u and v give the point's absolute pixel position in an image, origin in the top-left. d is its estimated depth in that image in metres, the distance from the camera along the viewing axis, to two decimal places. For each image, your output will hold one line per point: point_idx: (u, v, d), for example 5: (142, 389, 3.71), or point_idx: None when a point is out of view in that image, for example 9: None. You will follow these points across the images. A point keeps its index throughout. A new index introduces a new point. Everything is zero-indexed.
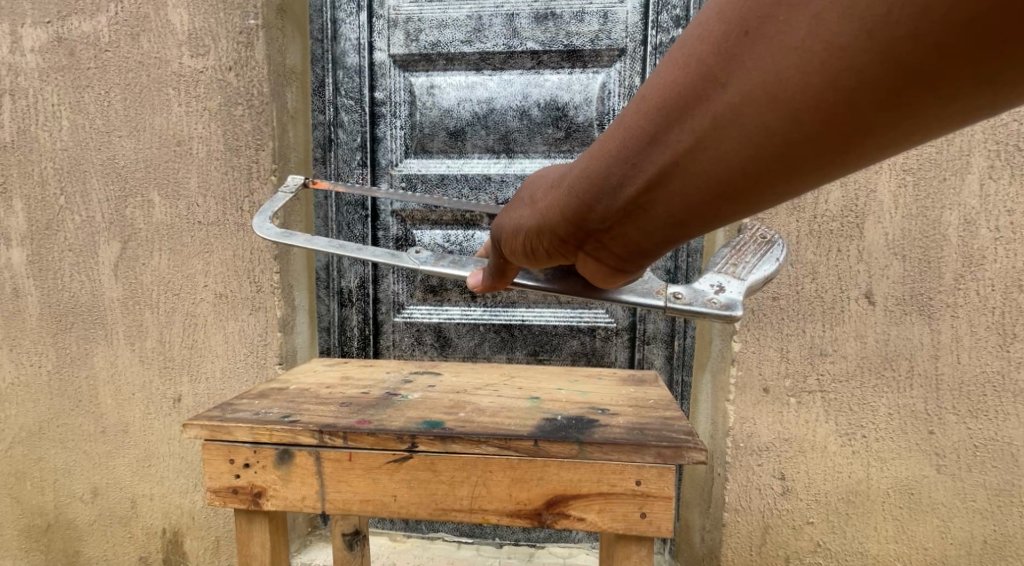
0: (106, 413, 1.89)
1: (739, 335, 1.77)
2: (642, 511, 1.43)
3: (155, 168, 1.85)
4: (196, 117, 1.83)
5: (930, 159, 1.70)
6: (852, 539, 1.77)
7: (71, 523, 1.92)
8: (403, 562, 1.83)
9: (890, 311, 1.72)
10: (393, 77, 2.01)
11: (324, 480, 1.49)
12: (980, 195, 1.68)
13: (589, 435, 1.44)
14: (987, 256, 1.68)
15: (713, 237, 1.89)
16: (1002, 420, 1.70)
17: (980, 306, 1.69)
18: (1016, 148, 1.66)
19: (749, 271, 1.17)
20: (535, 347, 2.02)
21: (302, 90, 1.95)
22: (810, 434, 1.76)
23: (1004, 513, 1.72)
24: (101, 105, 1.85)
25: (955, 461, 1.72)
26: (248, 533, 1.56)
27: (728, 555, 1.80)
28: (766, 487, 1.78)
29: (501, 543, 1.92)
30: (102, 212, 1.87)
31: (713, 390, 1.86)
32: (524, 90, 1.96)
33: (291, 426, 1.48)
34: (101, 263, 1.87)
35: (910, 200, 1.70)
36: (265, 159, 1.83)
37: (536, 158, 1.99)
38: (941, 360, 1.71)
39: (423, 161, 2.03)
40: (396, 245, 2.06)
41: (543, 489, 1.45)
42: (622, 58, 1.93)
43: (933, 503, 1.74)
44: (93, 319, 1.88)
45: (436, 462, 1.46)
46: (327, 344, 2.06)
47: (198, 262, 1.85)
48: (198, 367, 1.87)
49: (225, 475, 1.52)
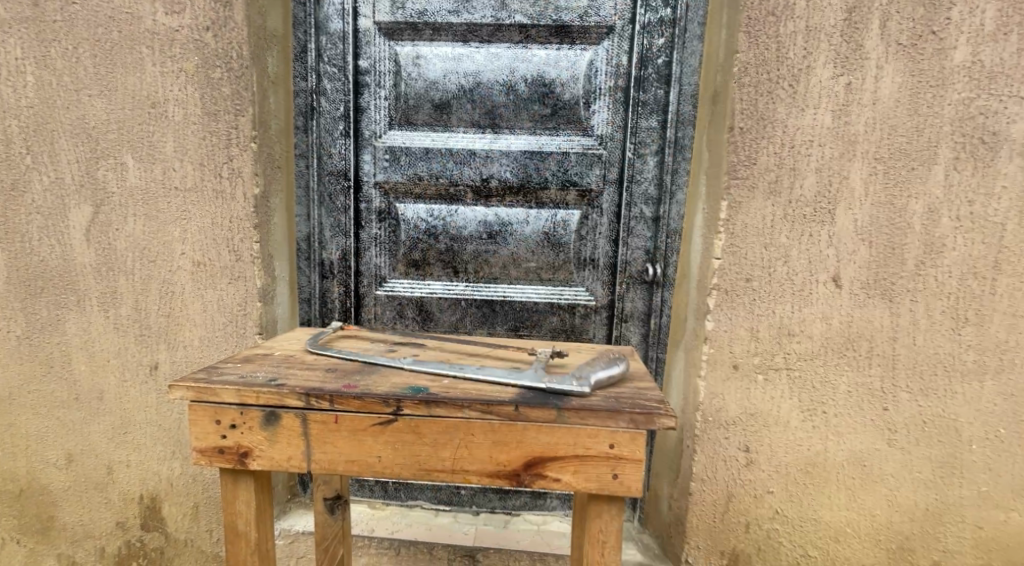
0: (80, 379, 1.86)
1: (712, 314, 1.83)
2: (614, 473, 1.49)
3: (129, 130, 1.81)
4: (171, 79, 1.79)
5: (901, 149, 1.76)
6: (807, 506, 1.84)
7: (43, 489, 1.89)
8: (381, 530, 1.89)
9: (855, 295, 1.80)
10: (377, 45, 1.97)
11: (310, 442, 1.51)
12: (944, 185, 1.76)
13: (567, 401, 1.49)
14: (947, 244, 1.76)
15: (691, 217, 1.92)
16: (949, 398, 1.79)
17: (938, 291, 1.78)
18: (979, 142, 1.74)
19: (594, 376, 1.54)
20: (515, 323, 2.04)
21: (284, 55, 1.91)
22: (774, 410, 1.83)
23: (947, 483, 1.81)
24: (70, 61, 1.79)
25: (906, 435, 1.81)
26: (234, 491, 1.58)
27: (692, 521, 1.87)
28: (731, 459, 1.85)
29: (477, 510, 1.97)
30: (73, 173, 1.82)
31: (685, 367, 1.91)
32: (511, 65, 1.96)
33: (279, 389, 1.51)
34: (72, 227, 1.83)
35: (879, 187, 1.77)
36: (244, 124, 1.81)
37: (521, 135, 2.00)
38: (898, 342, 1.79)
39: (408, 134, 2.00)
40: (379, 217, 2.03)
41: (522, 451, 1.50)
42: (610, 36, 1.95)
43: (883, 474, 1.82)
44: (65, 284, 1.84)
45: (421, 425, 1.50)
46: (308, 315, 2.03)
47: (176, 228, 1.82)
48: (175, 335, 1.85)
49: (211, 435, 1.53)
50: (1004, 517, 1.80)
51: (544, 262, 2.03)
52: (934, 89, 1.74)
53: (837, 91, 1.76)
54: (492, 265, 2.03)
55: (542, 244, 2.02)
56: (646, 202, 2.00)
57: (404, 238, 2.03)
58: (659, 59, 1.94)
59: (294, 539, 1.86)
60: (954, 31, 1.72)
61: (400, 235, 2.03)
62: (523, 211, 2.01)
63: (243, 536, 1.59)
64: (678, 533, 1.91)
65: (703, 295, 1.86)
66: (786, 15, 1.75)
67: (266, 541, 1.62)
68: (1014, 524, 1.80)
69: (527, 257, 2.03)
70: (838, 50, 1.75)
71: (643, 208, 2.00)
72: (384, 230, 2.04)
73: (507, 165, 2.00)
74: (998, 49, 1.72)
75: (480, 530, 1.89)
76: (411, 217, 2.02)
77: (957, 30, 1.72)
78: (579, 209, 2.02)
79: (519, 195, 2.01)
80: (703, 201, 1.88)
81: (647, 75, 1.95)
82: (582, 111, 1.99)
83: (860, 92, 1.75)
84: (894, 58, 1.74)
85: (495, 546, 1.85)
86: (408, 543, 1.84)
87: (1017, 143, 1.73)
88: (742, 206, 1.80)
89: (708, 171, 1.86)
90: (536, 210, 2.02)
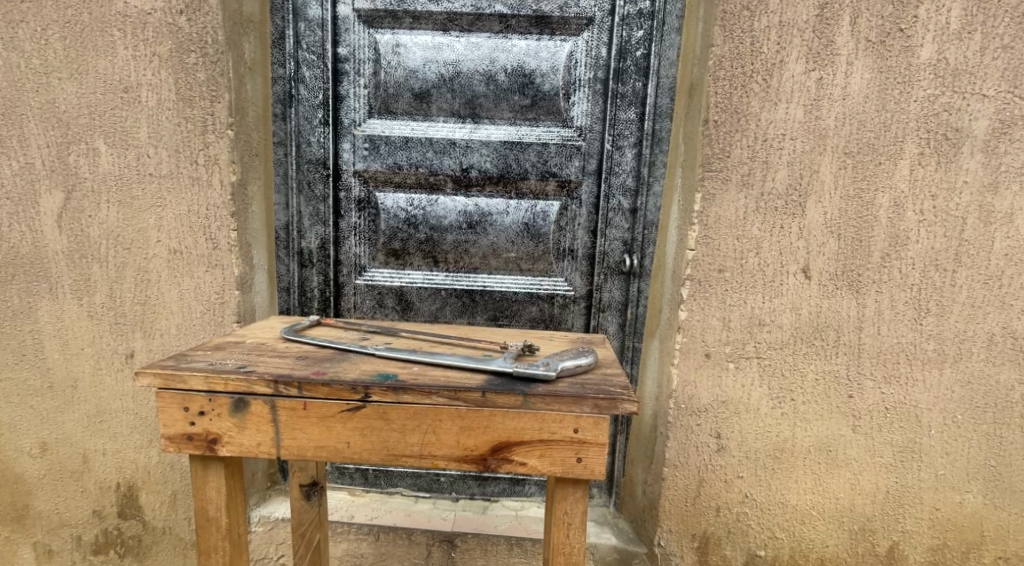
0: (53, 368, 1.84)
1: (686, 304, 1.87)
2: (579, 457, 1.51)
3: (101, 115, 1.78)
4: (144, 63, 1.77)
5: (869, 144, 1.81)
6: (775, 490, 1.91)
7: (17, 478, 1.87)
8: (361, 516, 1.92)
9: (824, 285, 1.85)
10: (356, 33, 1.97)
11: (279, 428, 1.51)
12: (909, 179, 1.81)
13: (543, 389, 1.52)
14: (911, 237, 1.83)
15: (667, 210, 1.96)
16: (910, 385, 1.87)
17: (902, 283, 1.84)
18: (943, 138, 1.80)
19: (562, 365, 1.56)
20: (494, 312, 2.06)
21: (260, 41, 1.90)
22: (745, 397, 1.89)
23: (907, 467, 1.89)
24: (39, 44, 1.76)
25: (869, 421, 1.88)
26: (204, 478, 1.56)
27: (665, 506, 1.93)
28: (703, 445, 1.91)
29: (456, 497, 2.00)
30: (43, 158, 1.79)
31: (660, 356, 1.96)
32: (491, 55, 1.97)
33: (246, 376, 1.51)
34: (43, 213, 1.80)
35: (848, 181, 1.82)
36: (220, 111, 1.79)
37: (501, 125, 2.02)
38: (864, 331, 1.86)
39: (387, 122, 2.00)
40: (358, 206, 2.03)
41: (488, 436, 1.51)
42: (590, 28, 1.97)
43: (847, 458, 1.90)
44: (35, 271, 1.82)
45: (389, 411, 1.51)
46: (288, 304, 2.04)
47: (151, 215, 1.80)
48: (152, 323, 1.83)
49: (180, 422, 1.52)
50: (959, 499, 1.89)
51: (524, 252, 2.05)
52: (901, 86, 1.79)
53: (809, 86, 1.80)
54: (473, 255, 2.04)
55: (522, 234, 2.04)
56: (624, 194, 2.02)
57: (384, 227, 2.03)
58: (638, 51, 1.97)
59: (272, 526, 1.88)
60: (921, 29, 1.77)
61: (382, 229, 2.03)
62: (503, 202, 2.03)
63: (214, 521, 1.57)
64: (652, 517, 1.97)
65: (677, 285, 1.90)
66: (760, 10, 1.78)
67: (237, 527, 1.60)
68: (968, 505, 1.89)
69: (507, 248, 2.05)
70: (810, 46, 1.79)
71: (622, 199, 2.02)
72: (364, 219, 2.03)
73: (487, 155, 2.01)
74: (963, 47, 1.77)
75: (458, 516, 1.94)
76: (391, 206, 2.03)
77: (924, 28, 1.77)
78: (558, 200, 2.04)
79: (499, 185, 2.02)
80: (678, 193, 1.92)
81: (626, 67, 1.97)
82: (561, 103, 2.00)
83: (831, 87, 1.79)
84: (864, 54, 1.78)
85: (473, 530, 1.89)
86: (387, 528, 1.88)
87: (979, 139, 1.80)
88: (716, 199, 1.84)
89: (684, 162, 1.90)
90: (516, 201, 2.03)
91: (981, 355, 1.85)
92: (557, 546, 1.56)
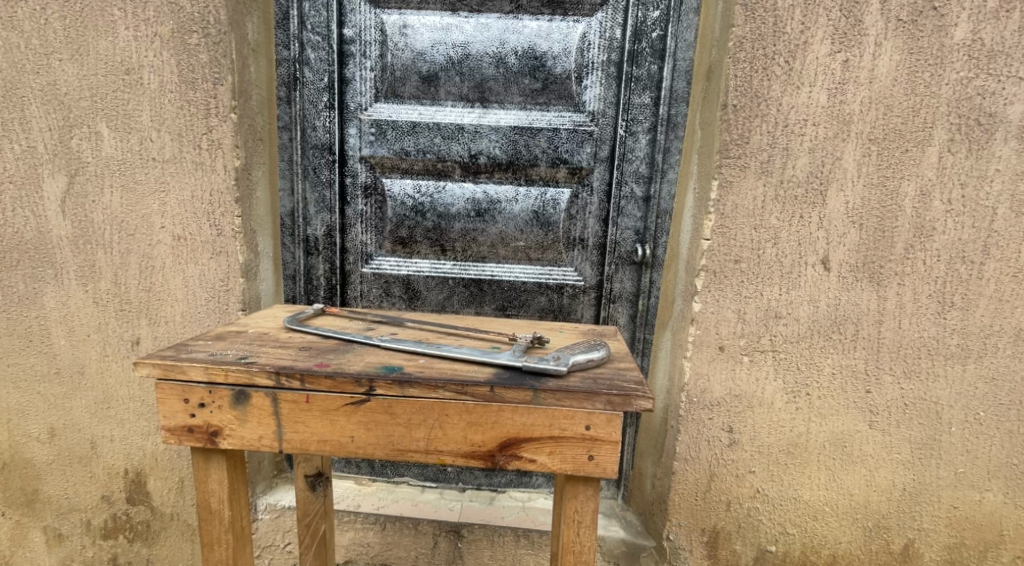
0: (60, 353, 1.84)
1: (700, 295, 1.81)
2: (590, 455, 1.47)
3: (102, 98, 1.74)
4: (145, 44, 1.72)
5: (896, 130, 1.73)
6: (788, 486, 1.87)
7: (27, 463, 1.88)
8: (367, 506, 1.91)
9: (844, 277, 1.79)
10: (363, 13, 1.91)
11: (281, 421, 1.49)
12: (937, 167, 1.73)
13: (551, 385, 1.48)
14: (937, 228, 1.75)
15: (683, 198, 1.89)
16: (931, 380, 1.81)
17: (925, 275, 1.77)
18: (976, 123, 1.71)
19: (575, 358, 1.51)
20: (503, 302, 2.02)
21: (264, 21, 1.85)
22: (759, 391, 1.84)
23: (925, 464, 1.84)
24: (39, 24, 1.72)
25: (886, 417, 1.83)
26: (206, 471, 1.55)
27: (675, 500, 1.89)
28: (715, 439, 1.87)
29: (463, 487, 1.99)
30: (45, 142, 1.76)
31: (672, 348, 1.91)
32: (501, 37, 1.92)
33: (248, 367, 1.48)
34: (46, 198, 1.78)
35: (872, 169, 1.74)
36: (223, 94, 1.74)
37: (511, 110, 1.96)
38: (884, 325, 1.79)
39: (395, 107, 1.95)
40: (365, 193, 1.99)
41: (496, 432, 1.47)
42: (604, 8, 1.90)
43: (863, 455, 1.85)
44: (40, 256, 1.80)
45: (395, 405, 1.47)
46: (294, 292, 2.01)
47: (154, 201, 1.78)
48: (156, 310, 1.82)
49: (180, 414, 1.50)
50: (978, 497, 1.84)
51: (533, 241, 2.00)
52: (932, 68, 1.70)
53: (834, 69, 1.71)
54: (480, 244, 2.00)
55: (530, 223, 1.99)
56: (637, 181, 1.96)
57: (391, 214, 1.99)
58: (654, 32, 1.89)
59: (279, 513, 1.89)
60: (956, 8, 1.68)
61: (390, 216, 1.99)
62: (512, 189, 1.98)
63: (217, 513, 1.55)
64: (660, 511, 1.94)
65: (691, 276, 1.84)
66: None
67: (241, 519, 1.58)
68: (987, 504, 1.84)
69: (516, 237, 2.00)
70: (836, 25, 1.70)
71: (634, 186, 1.96)
72: (370, 206, 2.00)
73: (496, 141, 1.95)
74: (1000, 27, 1.68)
75: (465, 507, 1.92)
76: (398, 193, 1.98)
77: (960, 6, 1.68)
78: (569, 187, 1.99)
79: (508, 172, 1.97)
80: (693, 181, 1.85)
81: (641, 49, 1.90)
82: (573, 86, 1.94)
83: (858, 70, 1.71)
84: (894, 34, 1.70)
85: (480, 521, 1.88)
86: (393, 518, 1.88)
87: (1014, 125, 1.71)
88: (733, 186, 1.77)
89: (700, 150, 1.83)
90: (526, 188, 1.98)
91: (1008, 351, 1.78)
92: (567, 546, 1.53)
